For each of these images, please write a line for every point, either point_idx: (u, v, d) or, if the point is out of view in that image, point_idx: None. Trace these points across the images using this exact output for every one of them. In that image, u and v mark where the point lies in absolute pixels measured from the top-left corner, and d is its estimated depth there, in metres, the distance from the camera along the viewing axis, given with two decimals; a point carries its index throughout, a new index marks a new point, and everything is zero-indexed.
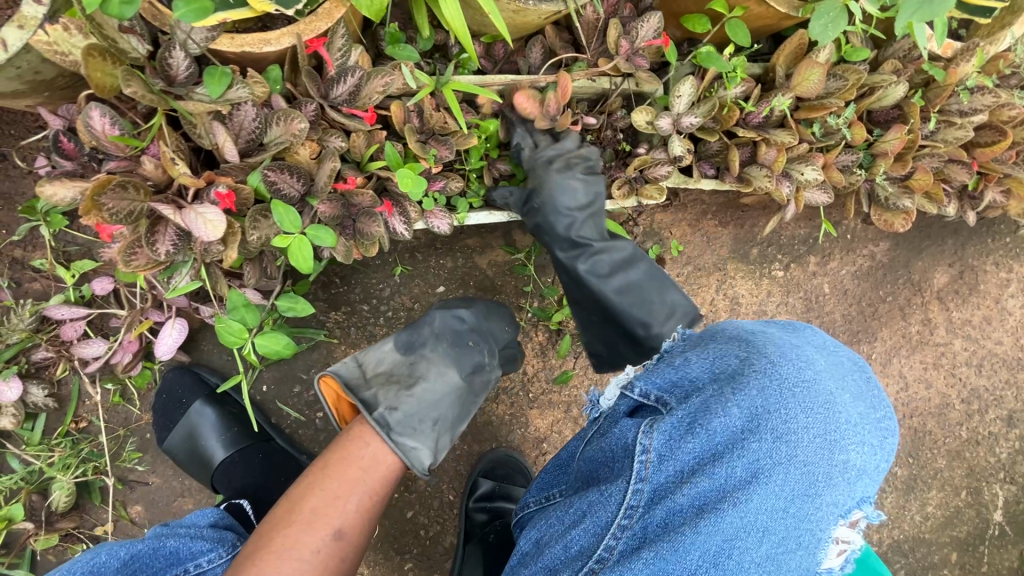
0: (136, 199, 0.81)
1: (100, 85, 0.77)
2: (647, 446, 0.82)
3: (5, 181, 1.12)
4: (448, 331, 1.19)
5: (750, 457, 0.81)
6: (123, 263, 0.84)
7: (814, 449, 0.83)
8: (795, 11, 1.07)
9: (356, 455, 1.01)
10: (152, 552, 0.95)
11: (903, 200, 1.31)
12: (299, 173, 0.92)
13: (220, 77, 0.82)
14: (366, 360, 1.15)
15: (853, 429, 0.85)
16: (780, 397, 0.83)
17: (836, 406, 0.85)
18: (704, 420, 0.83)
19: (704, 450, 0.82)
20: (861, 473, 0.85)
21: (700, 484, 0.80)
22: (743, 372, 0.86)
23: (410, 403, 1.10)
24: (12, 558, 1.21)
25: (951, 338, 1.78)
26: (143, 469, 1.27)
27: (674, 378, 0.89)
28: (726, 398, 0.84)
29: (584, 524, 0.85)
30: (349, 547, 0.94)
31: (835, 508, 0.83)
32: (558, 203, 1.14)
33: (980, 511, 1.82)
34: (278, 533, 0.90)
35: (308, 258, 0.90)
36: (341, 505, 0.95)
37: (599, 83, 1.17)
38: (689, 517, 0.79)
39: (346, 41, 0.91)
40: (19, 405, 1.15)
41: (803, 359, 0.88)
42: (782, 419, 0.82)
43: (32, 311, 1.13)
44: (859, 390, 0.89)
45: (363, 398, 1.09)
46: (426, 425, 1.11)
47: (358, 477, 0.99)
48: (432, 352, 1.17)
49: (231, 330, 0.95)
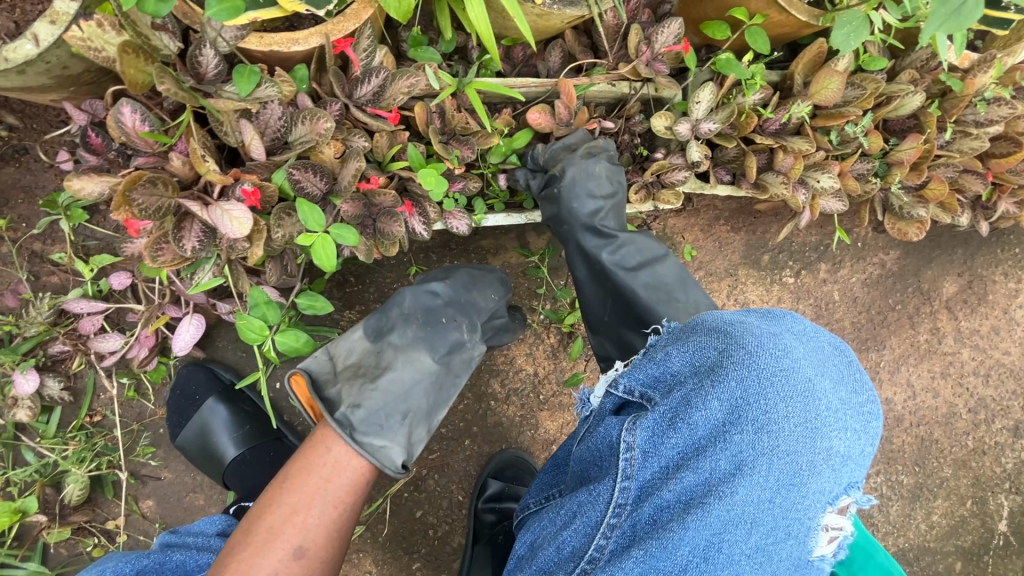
0: (164, 195, 0.82)
1: (133, 81, 0.79)
2: (631, 442, 0.85)
3: (27, 174, 1.13)
4: (418, 311, 1.13)
5: (732, 449, 0.80)
6: (150, 259, 0.84)
7: (796, 437, 0.81)
8: (816, 20, 1.08)
9: (318, 462, 0.96)
10: (160, 565, 0.95)
11: (917, 209, 1.32)
12: (322, 172, 0.93)
13: (249, 76, 0.82)
14: (335, 351, 1.09)
15: (835, 416, 0.84)
16: (760, 387, 0.82)
17: (815, 393, 0.84)
18: (684, 414, 0.83)
19: (687, 445, 0.82)
20: (846, 459, 0.84)
21: (685, 479, 0.80)
22: (721, 363, 0.85)
23: (375, 397, 1.03)
24: (24, 551, 1.22)
25: (959, 347, 1.78)
26: (156, 464, 1.28)
27: (656, 374, 0.91)
28: (706, 390, 0.83)
29: (575, 524, 0.87)
30: (315, 563, 0.91)
31: (823, 495, 0.82)
32: (579, 188, 1.13)
33: (985, 520, 1.82)
34: (237, 558, 0.87)
35: (332, 257, 0.90)
36: (300, 522, 0.91)
37: (618, 87, 1.18)
38: (676, 513, 0.78)
39: (372, 41, 0.92)
40: (35, 398, 1.16)
41: (780, 347, 0.86)
42: (762, 409, 0.81)
43: (50, 305, 1.13)
44: (840, 375, 0.88)
45: (327, 396, 1.02)
46: (395, 421, 1.03)
47: (317, 488, 0.94)
48: (400, 338, 1.11)
49: (252, 327, 0.96)
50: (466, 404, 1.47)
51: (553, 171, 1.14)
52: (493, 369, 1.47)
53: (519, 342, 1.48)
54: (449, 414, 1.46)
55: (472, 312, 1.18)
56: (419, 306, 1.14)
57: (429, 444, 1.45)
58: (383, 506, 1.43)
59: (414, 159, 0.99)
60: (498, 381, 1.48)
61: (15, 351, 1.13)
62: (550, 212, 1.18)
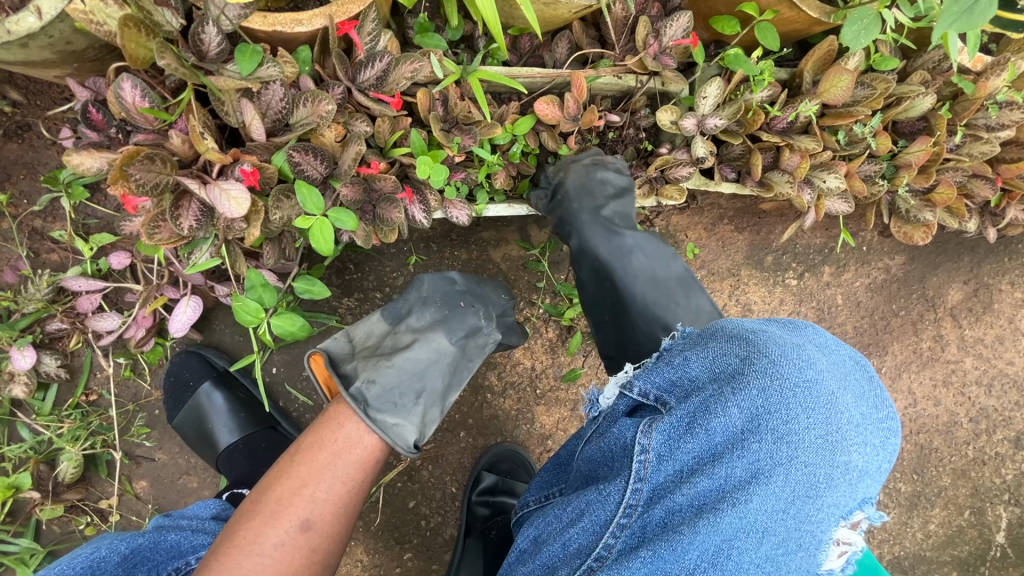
0: (162, 171, 0.81)
1: (133, 56, 0.78)
2: (647, 445, 0.83)
3: (29, 151, 1.13)
4: (437, 294, 1.12)
5: (750, 457, 0.79)
6: (146, 237, 0.84)
7: (815, 449, 0.80)
8: (827, 17, 1.07)
9: (332, 436, 0.94)
10: (154, 545, 0.94)
11: (924, 213, 1.30)
12: (322, 155, 0.92)
13: (251, 55, 0.82)
14: (354, 334, 1.07)
15: (855, 430, 0.83)
16: (782, 397, 0.81)
17: (837, 406, 0.83)
18: (703, 420, 0.82)
19: (703, 451, 0.81)
20: (864, 474, 0.83)
21: (699, 484, 0.79)
22: (743, 370, 0.83)
23: (390, 374, 1.00)
24: (18, 527, 1.22)
25: (963, 355, 1.77)
26: (150, 445, 1.28)
27: (673, 378, 0.90)
28: (726, 397, 0.82)
29: (583, 522, 0.86)
30: (321, 537, 0.88)
31: (837, 509, 0.81)
32: (581, 199, 1.16)
33: (982, 532, 1.81)
34: (245, 528, 0.86)
35: (329, 241, 0.90)
36: (309, 495, 0.89)
37: (625, 80, 1.16)
38: (688, 518, 0.78)
39: (377, 25, 0.91)
40: (32, 374, 1.16)
41: (803, 359, 0.85)
42: (783, 419, 0.80)
43: (48, 282, 1.13)
44: (862, 389, 0.87)
45: (342, 372, 1.00)
46: (409, 400, 1.00)
47: (329, 463, 0.92)
48: (418, 320, 1.09)
49: (248, 309, 0.96)
50: (462, 396, 1.46)
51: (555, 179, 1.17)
52: (491, 361, 1.47)
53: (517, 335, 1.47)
54: None
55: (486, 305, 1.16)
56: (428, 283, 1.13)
57: None
58: (377, 495, 1.43)
59: (416, 146, 0.98)
60: (495, 373, 1.47)
61: (12, 327, 1.12)
62: (556, 219, 1.20)
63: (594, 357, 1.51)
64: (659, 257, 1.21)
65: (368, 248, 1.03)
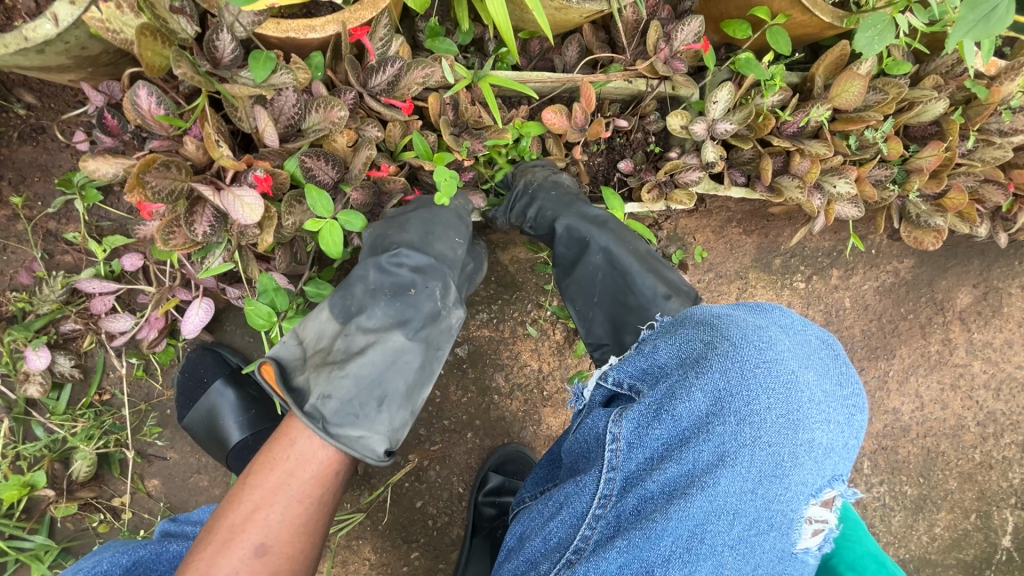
0: (177, 178, 0.82)
1: (150, 64, 0.78)
2: (617, 434, 0.84)
3: (43, 153, 1.14)
4: (385, 285, 1.01)
5: (715, 440, 0.79)
6: (161, 243, 0.84)
7: (778, 429, 0.80)
8: (840, 21, 1.06)
9: (284, 457, 0.92)
10: (156, 556, 0.98)
11: (935, 218, 1.30)
12: (333, 160, 0.92)
13: (264, 62, 0.83)
14: (304, 335, 0.99)
15: (818, 408, 0.83)
16: (743, 379, 0.81)
17: (798, 385, 0.82)
18: (669, 406, 0.82)
19: (672, 435, 0.81)
20: (830, 451, 0.82)
21: (668, 470, 0.79)
22: (706, 355, 0.84)
23: (346, 386, 0.95)
24: (32, 524, 1.23)
25: (971, 359, 1.76)
26: (162, 444, 1.29)
27: (644, 366, 0.90)
28: (690, 382, 0.82)
29: (562, 515, 0.86)
30: (280, 559, 0.87)
31: (806, 487, 0.80)
32: (557, 197, 1.13)
33: (988, 535, 1.80)
34: (198, 559, 0.85)
35: (338, 244, 0.90)
36: (263, 518, 0.88)
37: (636, 84, 1.17)
38: (660, 504, 0.78)
39: (389, 31, 0.92)
40: (47, 374, 1.17)
41: (764, 340, 0.85)
42: (744, 401, 0.80)
43: (63, 283, 1.15)
44: (826, 368, 0.86)
45: (294, 385, 0.95)
46: (371, 407, 0.96)
47: (282, 483, 0.90)
48: (370, 320, 1.00)
49: (260, 313, 0.97)
50: (470, 397, 1.47)
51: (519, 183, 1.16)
52: (498, 363, 1.47)
53: (524, 337, 1.47)
54: (452, 406, 1.46)
55: (441, 266, 1.04)
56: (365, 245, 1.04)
57: (431, 436, 1.45)
58: (385, 495, 1.44)
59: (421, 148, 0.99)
60: (503, 375, 1.48)
61: (27, 328, 1.14)
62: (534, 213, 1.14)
63: None
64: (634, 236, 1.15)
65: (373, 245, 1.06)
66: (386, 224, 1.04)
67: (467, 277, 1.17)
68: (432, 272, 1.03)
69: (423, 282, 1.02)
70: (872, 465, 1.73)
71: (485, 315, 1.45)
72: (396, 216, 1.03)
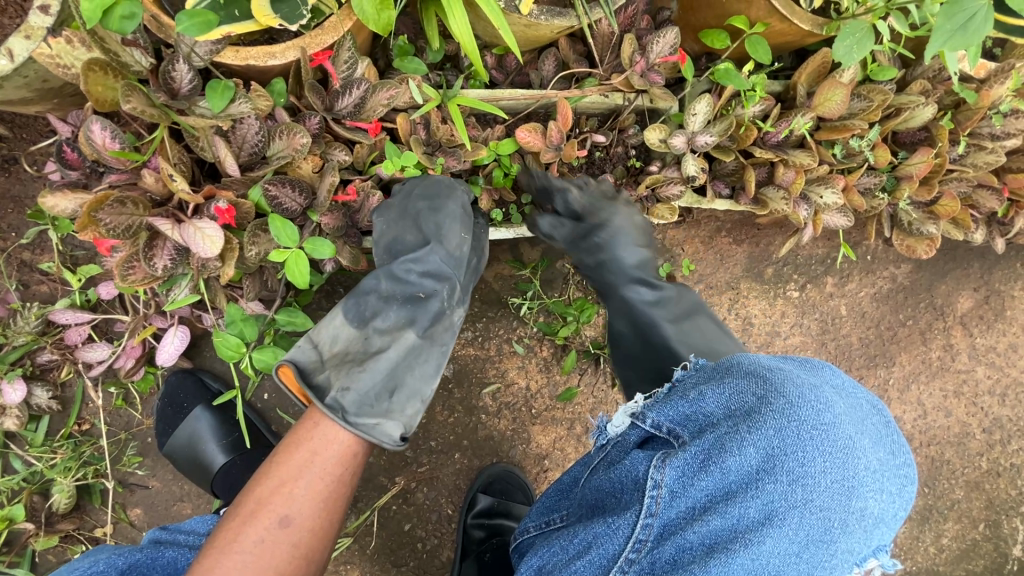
0: (134, 213, 0.81)
1: (101, 99, 0.77)
2: (659, 480, 0.81)
3: (16, 184, 1.13)
4: (400, 290, 0.99)
5: (764, 498, 0.75)
6: (119, 278, 0.84)
7: (830, 494, 0.76)
8: (818, 29, 1.03)
9: (306, 437, 0.89)
10: (151, 562, 0.96)
11: (927, 226, 1.26)
12: (300, 187, 0.91)
13: (222, 91, 0.81)
14: (319, 339, 0.95)
15: (873, 476, 0.78)
16: (799, 439, 0.77)
17: (856, 452, 0.78)
18: (718, 458, 0.78)
19: (716, 489, 0.77)
20: (878, 521, 0.78)
21: (711, 522, 0.76)
22: (759, 410, 0.79)
23: (366, 378, 0.92)
24: (13, 557, 1.21)
25: (974, 365, 1.71)
26: (143, 473, 1.28)
27: (687, 412, 0.86)
28: (741, 436, 0.78)
29: (589, 555, 0.83)
30: (304, 532, 0.84)
31: (851, 555, 0.77)
32: (622, 235, 1.10)
33: (998, 545, 1.75)
34: (225, 528, 0.83)
35: (305, 273, 0.88)
36: (288, 492, 0.84)
37: (611, 99, 1.15)
38: (699, 556, 0.75)
39: (353, 54, 0.88)
40: (23, 407, 1.16)
41: (821, 401, 0.80)
42: (799, 461, 0.76)
43: (38, 315, 1.14)
44: (878, 434, 0.82)
45: (314, 384, 0.91)
46: (389, 398, 0.93)
47: (307, 460, 0.87)
48: (385, 321, 0.98)
49: (228, 344, 0.96)
50: (456, 417, 1.44)
51: (593, 218, 1.09)
52: (484, 382, 1.44)
53: (511, 355, 1.45)
54: (438, 426, 1.43)
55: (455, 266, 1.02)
56: (383, 250, 1.01)
57: (418, 457, 1.43)
58: (371, 519, 1.41)
59: (392, 157, 0.97)
60: (490, 394, 1.45)
61: (3, 360, 1.13)
62: (593, 262, 1.12)
63: (590, 375, 1.49)
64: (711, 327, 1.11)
65: (356, 268, 1.03)
66: (399, 225, 0.99)
67: (473, 271, 1.07)
68: (445, 272, 1.00)
69: (437, 284, 0.99)
70: None
71: (469, 334, 1.42)
72: (409, 214, 0.99)
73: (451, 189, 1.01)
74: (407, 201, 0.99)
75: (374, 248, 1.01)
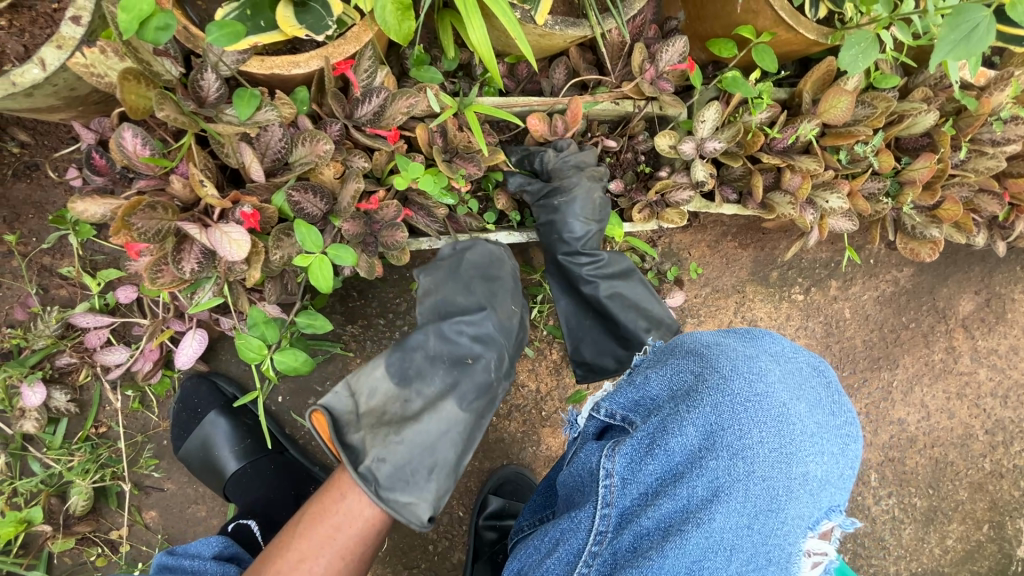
0: (164, 218, 0.83)
1: (134, 106, 0.80)
2: (611, 469, 0.81)
3: (37, 190, 1.15)
4: (445, 353, 1.02)
5: (708, 475, 0.78)
6: (149, 281, 0.86)
7: (769, 463, 0.79)
8: (824, 38, 1.06)
9: (331, 508, 0.92)
10: None
11: (930, 229, 1.29)
12: (322, 193, 0.93)
13: (249, 99, 0.83)
14: (357, 389, 0.98)
15: (810, 441, 0.82)
16: (734, 413, 0.81)
17: (790, 418, 0.82)
18: (661, 440, 0.81)
19: (665, 471, 0.80)
20: (824, 483, 0.82)
21: (663, 506, 0.78)
22: (697, 388, 0.83)
23: (401, 450, 0.94)
24: (30, 559, 1.22)
25: (976, 367, 1.74)
26: (159, 475, 1.29)
27: (635, 398, 0.89)
28: (681, 416, 0.81)
29: (557, 553, 0.83)
30: None
31: (803, 521, 0.80)
32: (576, 208, 1.12)
33: (1002, 546, 1.77)
34: None
35: (329, 277, 0.90)
36: (308, 569, 0.88)
37: (622, 105, 1.18)
38: (656, 541, 0.76)
39: (373, 62, 0.91)
40: (42, 409, 1.17)
41: (754, 372, 0.84)
42: (736, 435, 0.80)
43: (57, 318, 1.15)
44: (817, 398, 0.86)
45: (348, 442, 0.93)
46: (421, 474, 0.95)
47: (329, 536, 0.90)
48: (428, 388, 1.00)
49: (250, 346, 0.97)
50: None
51: (557, 183, 1.11)
52: None
53: (521, 358, 1.46)
54: None
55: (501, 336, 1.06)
56: (430, 308, 1.06)
57: None
58: None
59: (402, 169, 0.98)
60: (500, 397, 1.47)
61: (22, 364, 1.14)
62: (543, 221, 1.14)
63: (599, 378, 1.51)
64: (637, 287, 1.21)
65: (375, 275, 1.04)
66: (451, 288, 1.05)
67: (518, 343, 1.11)
68: (494, 341, 1.05)
69: (484, 349, 1.04)
70: (879, 477, 1.69)
71: None
72: (461, 279, 1.06)
73: (501, 261, 1.09)
74: (457, 261, 1.06)
75: (422, 305, 1.06)
